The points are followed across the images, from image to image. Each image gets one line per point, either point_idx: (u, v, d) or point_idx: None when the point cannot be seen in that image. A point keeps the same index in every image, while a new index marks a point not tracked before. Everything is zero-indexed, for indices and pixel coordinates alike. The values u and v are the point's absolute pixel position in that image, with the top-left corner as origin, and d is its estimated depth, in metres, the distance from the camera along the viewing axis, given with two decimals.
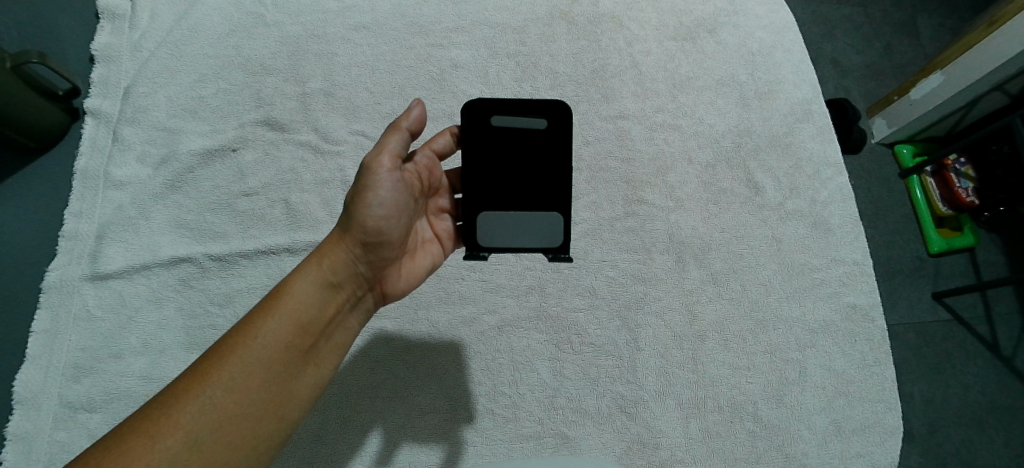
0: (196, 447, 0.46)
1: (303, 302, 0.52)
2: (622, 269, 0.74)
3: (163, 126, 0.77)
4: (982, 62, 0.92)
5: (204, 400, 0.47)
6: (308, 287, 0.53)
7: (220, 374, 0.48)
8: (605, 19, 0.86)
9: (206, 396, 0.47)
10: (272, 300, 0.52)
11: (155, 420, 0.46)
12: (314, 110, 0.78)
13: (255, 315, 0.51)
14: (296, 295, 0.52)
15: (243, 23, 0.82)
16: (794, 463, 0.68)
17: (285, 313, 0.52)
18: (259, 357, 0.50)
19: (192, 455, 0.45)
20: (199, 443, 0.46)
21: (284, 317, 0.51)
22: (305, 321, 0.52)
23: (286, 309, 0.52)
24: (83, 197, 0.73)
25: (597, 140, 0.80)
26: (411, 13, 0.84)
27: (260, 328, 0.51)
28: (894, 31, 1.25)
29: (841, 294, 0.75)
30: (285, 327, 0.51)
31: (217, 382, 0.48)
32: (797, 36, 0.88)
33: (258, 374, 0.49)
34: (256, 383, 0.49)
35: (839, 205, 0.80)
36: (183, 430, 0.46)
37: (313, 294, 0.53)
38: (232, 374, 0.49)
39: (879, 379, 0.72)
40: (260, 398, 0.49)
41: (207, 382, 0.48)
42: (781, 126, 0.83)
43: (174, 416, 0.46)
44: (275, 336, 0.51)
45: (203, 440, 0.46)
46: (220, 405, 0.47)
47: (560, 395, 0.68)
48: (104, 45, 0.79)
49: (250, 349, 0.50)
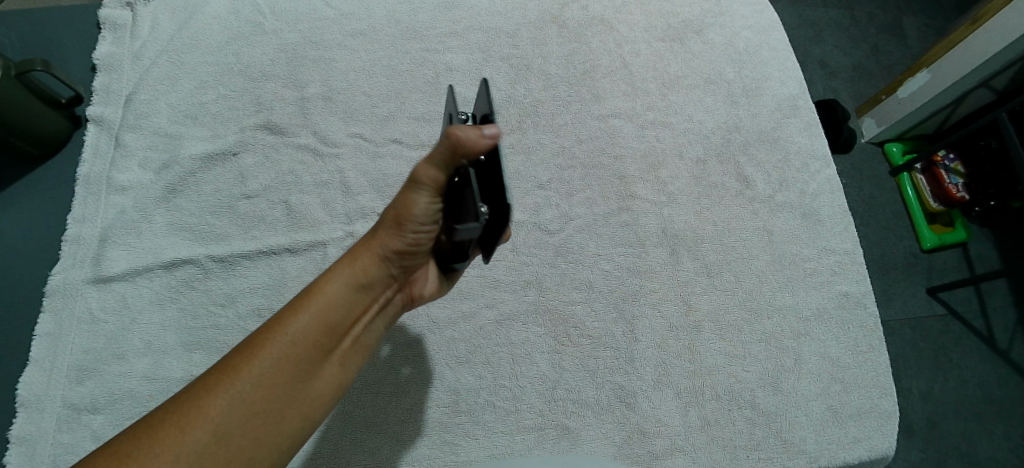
0: (222, 440, 0.45)
1: (337, 300, 0.53)
2: (617, 262, 0.75)
3: (164, 132, 0.78)
4: (965, 60, 0.95)
5: (233, 394, 0.47)
6: (343, 287, 0.54)
7: (251, 367, 0.49)
8: (595, 22, 0.88)
9: (237, 389, 0.47)
10: (306, 297, 0.53)
11: (183, 411, 0.45)
12: (313, 114, 0.80)
13: (288, 310, 0.52)
14: (328, 292, 0.53)
15: (242, 31, 0.84)
16: (793, 449, 0.69)
17: (316, 310, 0.52)
18: (289, 353, 0.50)
19: (219, 449, 0.45)
20: (226, 436, 0.46)
21: (315, 314, 0.52)
22: (333, 320, 0.53)
23: (317, 307, 0.52)
24: (86, 202, 0.74)
25: (589, 139, 0.82)
26: (405, 20, 0.86)
27: (293, 323, 0.51)
28: (879, 31, 1.28)
29: (832, 282, 0.77)
30: (318, 325, 0.52)
31: (247, 376, 0.48)
32: (782, 34, 0.90)
33: (285, 371, 0.49)
34: (283, 380, 0.49)
35: (828, 196, 0.81)
36: (212, 423, 0.45)
37: (347, 294, 0.54)
38: (261, 369, 0.49)
39: (873, 365, 0.74)
40: (287, 396, 0.49)
41: (237, 377, 0.48)
42: (770, 121, 0.85)
43: (200, 411, 0.46)
44: (307, 332, 0.51)
45: (230, 433, 0.46)
46: (247, 400, 0.47)
47: (560, 386, 0.69)
48: (105, 54, 0.82)
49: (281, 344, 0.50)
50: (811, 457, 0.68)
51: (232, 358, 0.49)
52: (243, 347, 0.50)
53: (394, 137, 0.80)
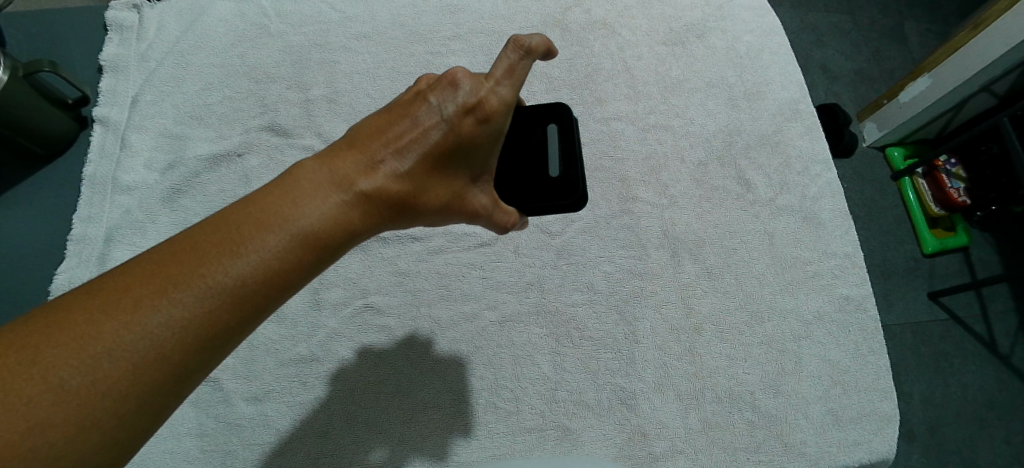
0: (174, 389, 0.35)
1: (321, 242, 0.41)
2: (619, 264, 0.75)
3: (170, 133, 0.79)
4: (965, 64, 0.95)
5: (185, 334, 0.35)
6: (323, 226, 0.41)
7: (207, 307, 0.36)
8: (597, 26, 0.89)
9: (188, 334, 0.35)
10: (271, 224, 0.40)
11: (115, 349, 0.33)
12: (317, 115, 0.81)
13: (244, 232, 0.39)
14: (318, 229, 0.41)
15: (247, 34, 0.85)
16: (793, 452, 0.69)
17: (299, 251, 0.40)
18: (229, 296, 0.37)
19: (168, 397, 0.35)
20: (179, 381, 0.35)
21: (298, 256, 0.40)
22: (317, 265, 0.42)
23: (302, 247, 0.40)
24: (92, 202, 0.75)
25: (591, 142, 0.82)
26: (409, 22, 0.87)
27: (245, 253, 0.38)
28: (880, 36, 1.29)
29: (834, 286, 0.77)
30: (278, 265, 0.39)
31: (203, 317, 0.36)
32: (783, 39, 0.91)
33: (253, 315, 0.38)
34: (249, 326, 0.39)
35: (829, 200, 0.81)
36: (155, 370, 0.34)
37: (334, 234, 0.42)
38: (226, 312, 0.37)
39: (875, 369, 0.74)
40: (218, 352, 0.37)
41: (157, 316, 0.35)
42: (771, 125, 0.85)
43: (118, 348, 0.33)
44: (259, 271, 0.38)
45: (183, 377, 0.36)
46: (182, 349, 0.35)
47: (561, 387, 0.69)
48: (112, 56, 0.83)
49: (222, 281, 0.37)
50: (810, 459, 0.69)
51: (155, 282, 0.36)
52: (173, 267, 0.37)
53: None
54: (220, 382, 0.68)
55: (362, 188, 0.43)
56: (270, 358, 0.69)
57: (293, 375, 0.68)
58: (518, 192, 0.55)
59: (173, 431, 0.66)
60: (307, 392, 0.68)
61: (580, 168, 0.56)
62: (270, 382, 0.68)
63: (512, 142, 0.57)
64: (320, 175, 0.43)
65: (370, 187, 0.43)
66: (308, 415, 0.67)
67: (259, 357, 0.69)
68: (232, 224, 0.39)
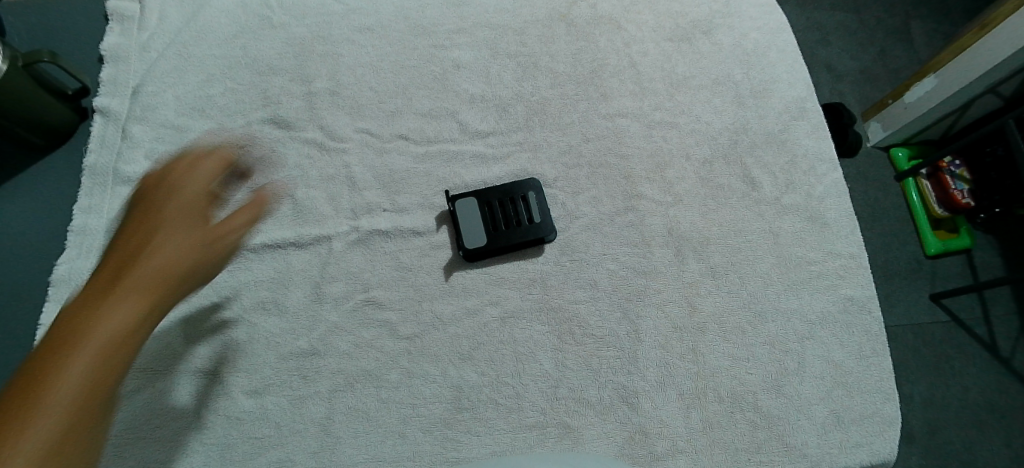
0: (65, 438, 0.43)
1: (156, 282, 0.56)
2: (622, 262, 0.75)
3: (171, 124, 0.78)
4: (971, 65, 0.94)
5: (62, 391, 0.45)
6: (157, 266, 0.58)
7: (61, 373, 0.45)
8: (604, 21, 0.88)
9: (70, 375, 0.46)
10: (105, 298, 0.53)
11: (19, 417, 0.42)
12: (320, 108, 0.80)
13: (95, 305, 0.52)
14: (115, 317, 0.52)
15: (249, 25, 0.84)
16: (794, 453, 0.68)
17: (94, 337, 0.49)
18: (93, 360, 0.48)
19: (64, 440, 0.43)
20: (63, 440, 0.43)
21: (110, 328, 0.51)
22: (150, 302, 0.55)
23: (102, 326, 0.50)
24: (92, 193, 0.75)
25: (596, 138, 0.82)
26: (413, 15, 0.86)
27: (104, 319, 0.51)
28: (887, 35, 1.28)
29: (838, 286, 0.76)
30: (123, 328, 0.52)
31: (71, 376, 0.46)
32: (791, 36, 0.90)
33: (89, 375, 0.47)
34: (90, 387, 0.47)
35: (835, 199, 0.81)
36: (36, 439, 0.41)
37: (173, 263, 0.59)
38: (77, 373, 0.46)
39: (877, 370, 0.73)
40: (88, 410, 0.46)
41: (45, 392, 0.43)
42: (777, 123, 0.84)
43: (28, 413, 0.42)
44: (105, 336, 0.50)
45: (66, 433, 0.43)
46: (69, 407, 0.44)
47: (563, 385, 0.69)
48: (113, 46, 0.82)
49: (75, 368, 0.46)
50: (812, 460, 0.68)
51: (22, 379, 0.45)
52: (54, 343, 0.49)
53: (401, 132, 0.80)
54: (220, 375, 0.67)
55: (171, 249, 0.59)
56: (271, 352, 0.69)
57: (294, 369, 0.68)
58: (512, 238, 0.74)
59: (172, 423, 0.65)
60: (307, 386, 0.67)
61: (551, 218, 0.75)
62: (271, 376, 0.68)
63: (498, 203, 0.76)
64: (166, 252, 0.59)
65: (167, 247, 0.59)
66: (309, 409, 0.67)
67: (260, 350, 0.69)
68: (79, 316, 0.51)
